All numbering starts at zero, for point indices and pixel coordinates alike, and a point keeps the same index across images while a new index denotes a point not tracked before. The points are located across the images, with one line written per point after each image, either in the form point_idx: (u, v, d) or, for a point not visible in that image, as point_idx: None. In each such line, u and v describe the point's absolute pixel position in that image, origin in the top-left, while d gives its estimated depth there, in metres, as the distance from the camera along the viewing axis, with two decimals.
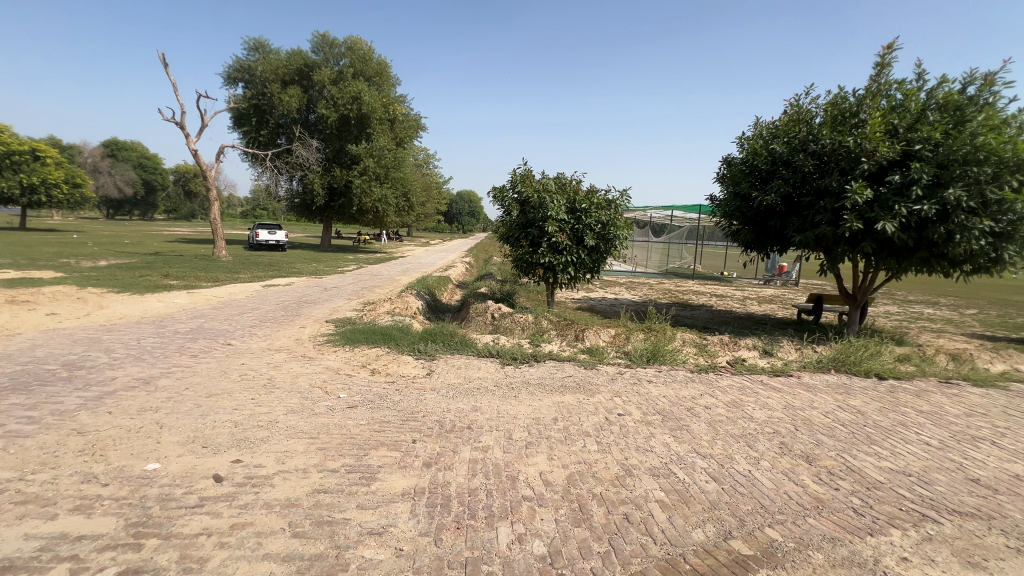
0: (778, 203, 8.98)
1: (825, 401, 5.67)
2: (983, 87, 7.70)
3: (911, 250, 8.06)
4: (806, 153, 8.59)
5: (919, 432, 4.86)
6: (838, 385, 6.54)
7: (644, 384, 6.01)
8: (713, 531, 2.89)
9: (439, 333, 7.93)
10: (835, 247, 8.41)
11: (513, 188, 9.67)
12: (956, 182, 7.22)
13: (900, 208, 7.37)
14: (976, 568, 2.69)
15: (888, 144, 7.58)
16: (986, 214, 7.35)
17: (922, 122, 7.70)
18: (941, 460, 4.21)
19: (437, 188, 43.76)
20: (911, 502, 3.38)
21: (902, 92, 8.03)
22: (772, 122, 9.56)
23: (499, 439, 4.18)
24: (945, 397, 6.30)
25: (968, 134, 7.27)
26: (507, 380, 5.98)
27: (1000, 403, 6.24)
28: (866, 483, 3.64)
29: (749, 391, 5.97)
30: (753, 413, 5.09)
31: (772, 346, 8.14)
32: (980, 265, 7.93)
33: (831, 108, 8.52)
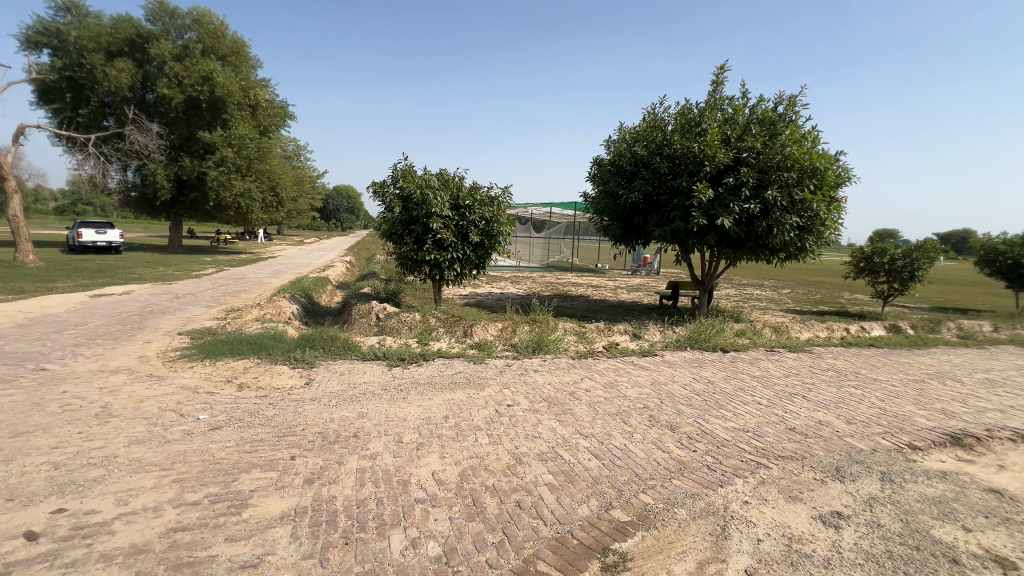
0: (641, 201, 9.99)
1: (683, 375, 6.47)
2: (789, 107, 9.37)
3: (743, 242, 9.53)
4: (661, 156, 9.68)
5: (753, 394, 5.81)
6: (692, 360, 7.52)
7: (531, 373, 6.28)
8: (596, 504, 3.13)
9: (318, 338, 7.37)
10: (687, 240, 9.62)
11: (394, 183, 9.34)
12: (773, 185, 8.71)
13: (734, 206, 8.67)
14: (796, 500, 3.30)
15: (723, 151, 8.86)
16: (794, 211, 8.96)
17: (748, 134, 9.14)
18: (769, 415, 5.08)
19: (311, 183, 40.65)
20: (749, 454, 4.02)
21: (733, 107, 9.43)
22: (633, 127, 10.57)
23: (388, 443, 4.03)
24: (770, 363, 7.62)
25: (780, 145, 8.81)
26: (396, 383, 5.78)
27: (807, 364, 7.73)
28: (717, 442, 4.23)
29: (622, 371, 6.58)
30: (626, 391, 5.62)
31: (640, 330, 9.05)
32: (791, 253, 9.68)
33: (680, 118, 9.70)
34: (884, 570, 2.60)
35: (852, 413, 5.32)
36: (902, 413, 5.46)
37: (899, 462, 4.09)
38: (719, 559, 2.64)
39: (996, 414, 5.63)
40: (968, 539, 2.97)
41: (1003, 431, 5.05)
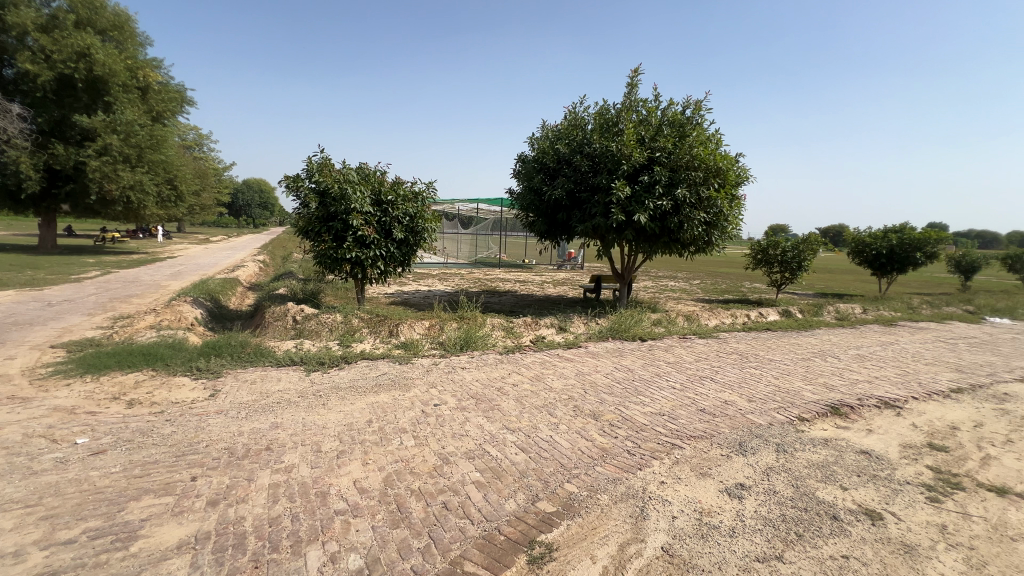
0: (564, 197, 10.24)
1: (605, 365, 6.75)
2: (696, 111, 10.08)
3: (658, 237, 10.12)
4: (582, 154, 10.00)
5: (668, 379, 6.20)
6: (614, 350, 7.87)
7: (458, 371, 6.21)
8: (523, 498, 3.15)
9: (225, 345, 6.75)
10: (607, 235, 10.03)
11: (309, 177, 8.77)
12: (683, 183, 9.32)
13: (649, 203, 9.17)
14: (706, 476, 3.56)
15: (639, 150, 9.34)
16: (702, 208, 9.67)
17: (660, 135, 9.70)
18: (682, 398, 5.45)
19: (216, 175, 37.23)
20: (665, 436, 4.28)
21: (646, 109, 9.96)
22: (555, 125, 10.79)
23: (305, 454, 3.78)
24: (683, 350, 8.19)
25: (688, 146, 9.45)
26: (314, 389, 5.45)
27: (714, 349, 8.40)
28: (636, 427, 4.46)
29: (548, 364, 6.72)
30: (552, 383, 5.75)
31: (565, 323, 9.30)
32: (700, 246, 10.44)
33: (599, 117, 10.07)
34: (779, 532, 2.88)
35: (752, 392, 5.86)
36: (792, 388, 6.11)
37: (791, 433, 4.56)
38: (638, 538, 2.77)
39: (865, 385, 6.48)
40: (845, 497, 3.38)
41: (871, 399, 5.84)
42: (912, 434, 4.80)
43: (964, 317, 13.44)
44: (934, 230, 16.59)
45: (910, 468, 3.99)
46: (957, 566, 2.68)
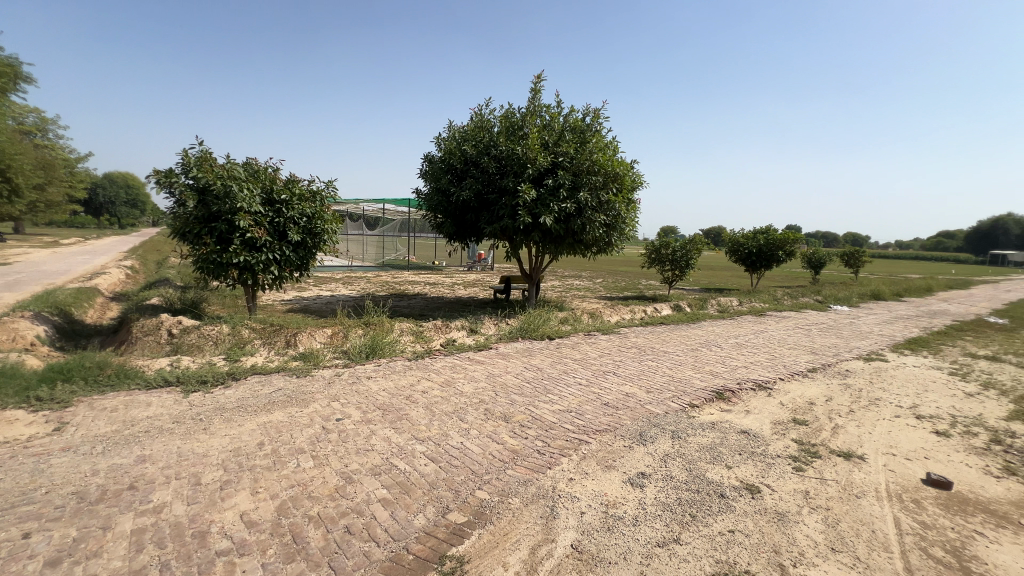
0: (471, 198, 10.20)
1: (515, 366, 6.83)
2: (595, 119, 10.62)
3: (563, 238, 10.49)
4: (489, 156, 10.05)
5: (575, 376, 6.42)
6: (524, 350, 8.00)
7: (364, 381, 5.87)
8: (433, 511, 3.04)
9: (76, 367, 5.71)
10: (515, 237, 10.18)
11: (184, 172, 7.75)
12: (584, 187, 9.76)
13: (554, 206, 9.46)
14: (611, 469, 3.71)
15: (543, 154, 9.60)
16: (602, 211, 10.20)
17: (563, 140, 10.06)
18: (588, 393, 5.67)
19: (65, 167, 31.69)
20: (573, 433, 4.40)
21: (549, 114, 10.27)
22: (462, 126, 10.71)
23: (180, 489, 3.30)
24: (588, 346, 8.56)
25: (589, 152, 9.91)
26: (193, 412, 4.80)
27: (616, 344, 8.91)
28: (545, 426, 4.54)
29: (459, 368, 6.63)
30: (463, 388, 5.67)
31: (476, 324, 9.26)
32: (601, 247, 11.02)
33: (505, 120, 10.19)
34: (676, 516, 3.08)
35: (650, 383, 6.27)
36: (684, 377, 6.65)
37: (683, 419, 4.95)
38: (549, 539, 2.80)
39: (742, 370, 7.27)
40: (730, 475, 3.73)
41: (747, 383, 6.56)
42: (780, 412, 5.46)
43: (816, 306, 15.74)
44: (792, 232, 19.20)
45: (779, 442, 4.53)
46: (816, 526, 3.08)
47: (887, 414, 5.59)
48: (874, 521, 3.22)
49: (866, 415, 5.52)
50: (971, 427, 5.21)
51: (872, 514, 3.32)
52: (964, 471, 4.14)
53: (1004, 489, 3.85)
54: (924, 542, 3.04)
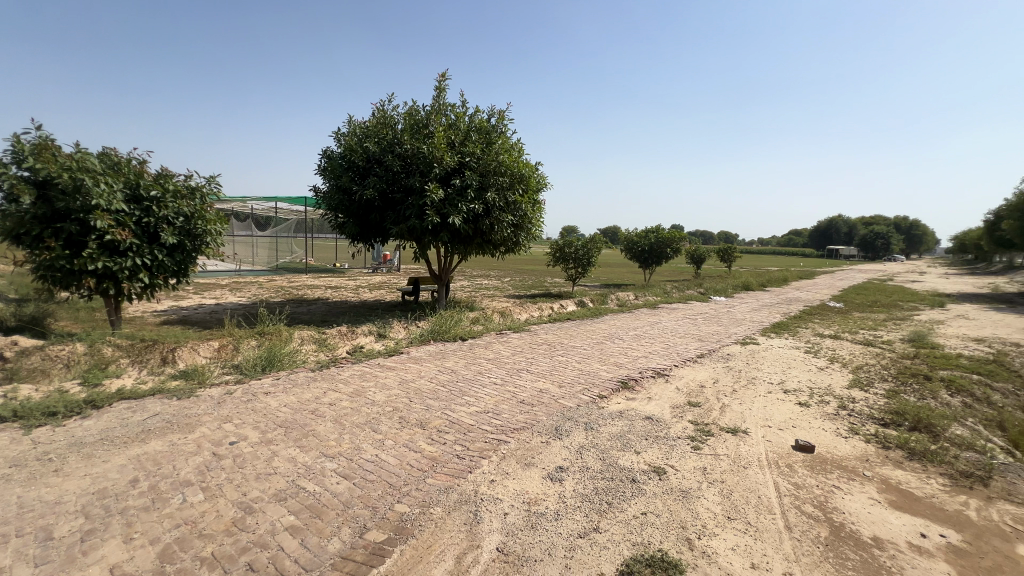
0: (376, 197, 9.75)
1: (429, 369, 6.67)
2: (500, 120, 10.73)
3: (472, 238, 10.47)
4: (393, 154, 9.68)
5: (489, 376, 6.43)
6: (436, 352, 7.84)
7: (261, 398, 5.32)
8: (349, 533, 2.84)
9: None
10: (423, 237, 9.94)
11: (16, 161, 6.40)
12: (491, 187, 9.83)
13: (462, 206, 9.39)
14: (530, 466, 3.77)
15: (450, 154, 9.49)
16: (509, 211, 10.35)
17: (469, 140, 10.03)
18: (504, 392, 5.72)
19: None
20: (491, 433, 4.40)
21: (455, 114, 10.17)
22: (363, 122, 10.19)
23: (26, 548, 2.71)
24: (500, 345, 8.65)
25: (495, 153, 9.99)
26: (39, 452, 3.97)
27: (528, 341, 9.12)
28: (463, 429, 4.48)
29: (368, 376, 6.30)
30: (374, 396, 5.39)
31: (385, 328, 8.88)
32: (509, 247, 11.19)
33: (409, 118, 9.89)
34: (594, 505, 3.21)
35: (561, 378, 6.50)
36: (592, 370, 6.99)
37: (595, 411, 5.20)
38: (474, 545, 2.76)
39: (643, 360, 7.83)
40: (639, 460, 3.98)
41: (648, 371, 7.08)
42: (677, 396, 5.97)
43: (700, 298, 17.51)
44: (677, 230, 21.15)
45: (678, 425, 4.94)
46: (715, 499, 3.40)
47: (761, 390, 6.39)
48: (759, 487, 3.64)
49: (745, 393, 6.24)
50: (824, 397, 6.14)
51: (757, 481, 3.74)
52: (822, 435, 4.86)
53: (851, 447, 4.58)
54: (798, 501, 3.50)
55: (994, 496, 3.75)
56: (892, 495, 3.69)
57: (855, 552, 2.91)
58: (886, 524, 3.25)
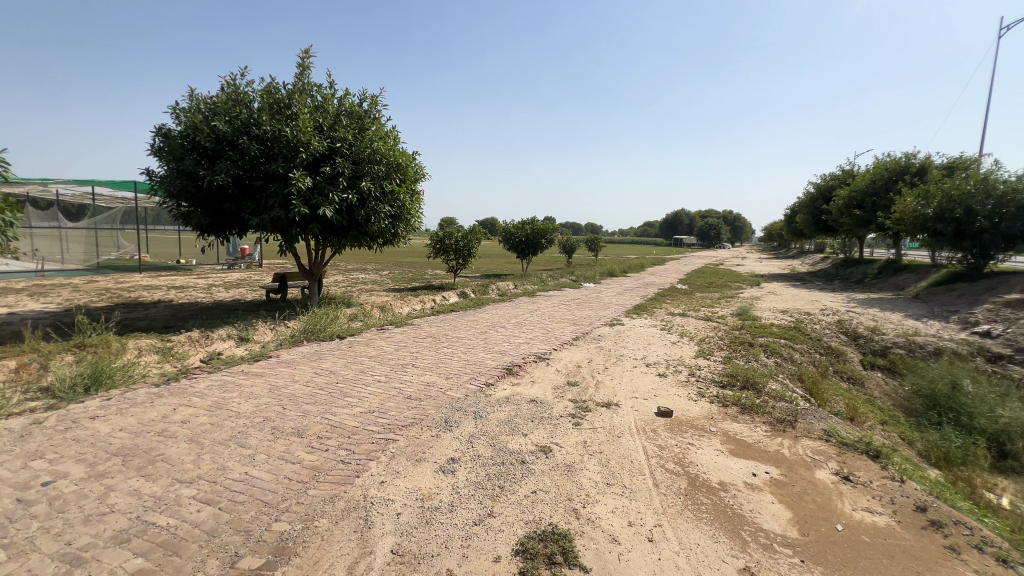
0: (229, 184, 8.60)
1: (303, 372, 6.14)
2: (372, 105, 10.17)
3: (346, 230, 9.83)
4: (249, 136, 8.60)
5: (373, 374, 6.16)
6: (311, 353, 7.26)
7: (85, 424, 4.38)
8: (217, 565, 2.50)
9: None
10: (289, 229, 9.05)
11: None
12: (366, 176, 9.31)
13: (334, 195, 8.73)
14: (421, 461, 3.70)
15: (318, 139, 8.76)
16: (386, 201, 9.91)
17: (339, 125, 9.35)
18: (389, 389, 5.52)
19: None
20: (377, 433, 4.22)
21: (321, 95, 9.37)
22: (209, 97, 8.87)
23: None
24: (382, 341, 8.33)
25: (368, 139, 9.46)
26: None
27: (411, 335, 8.91)
28: (347, 433, 4.22)
29: (230, 385, 5.58)
30: (239, 408, 4.80)
31: (247, 331, 7.94)
32: (387, 239, 10.75)
33: (267, 96, 8.85)
34: (487, 491, 3.28)
35: (448, 370, 6.48)
36: (477, 360, 7.09)
37: (482, 399, 5.28)
38: (366, 552, 2.63)
39: (524, 346, 8.17)
40: (526, 442, 4.16)
41: (530, 356, 7.41)
42: (557, 378, 6.35)
43: (572, 285, 18.78)
44: (550, 222, 22.34)
45: (560, 405, 5.25)
46: (595, 469, 3.71)
47: (628, 366, 7.11)
48: (631, 453, 4.06)
49: (616, 369, 6.88)
50: (678, 367, 7.04)
51: (629, 447, 4.17)
52: (678, 400, 5.58)
53: (699, 408, 5.34)
54: (662, 460, 3.97)
55: (800, 435, 4.69)
56: (732, 444, 4.40)
57: (707, 497, 3.41)
58: (728, 469, 3.87)
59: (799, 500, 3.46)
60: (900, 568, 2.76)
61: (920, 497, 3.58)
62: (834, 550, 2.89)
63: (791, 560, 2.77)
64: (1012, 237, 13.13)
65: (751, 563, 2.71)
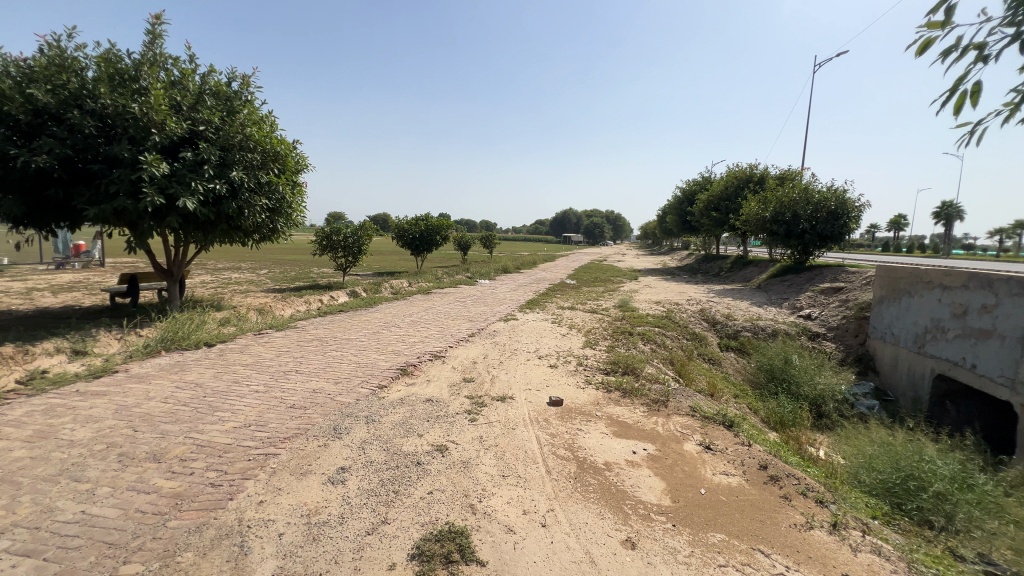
0: (54, 167, 7.12)
1: (162, 387, 5.34)
2: (243, 86, 9.11)
3: (213, 224, 8.72)
4: (81, 110, 7.19)
5: (249, 384, 5.55)
6: (172, 365, 6.34)
7: None
8: None
9: None
10: (140, 222, 7.78)
11: None
12: (236, 164, 8.33)
13: (197, 184, 7.67)
14: (307, 475, 3.44)
15: (175, 120, 7.62)
16: (262, 193, 9.00)
17: (202, 105, 8.23)
18: (268, 400, 5.04)
19: None
20: (255, 449, 3.83)
21: (178, 70, 8.17)
22: (22, 58, 7.21)
23: None
24: (260, 347, 7.57)
25: (239, 124, 8.47)
26: None
27: (295, 339, 8.23)
28: (217, 451, 3.76)
29: (60, 409, 4.63)
30: (73, 435, 4.01)
31: (84, 343, 6.68)
32: (264, 234, 9.75)
33: (105, 64, 7.45)
34: (380, 498, 3.16)
35: (337, 374, 6.10)
36: (369, 361, 6.77)
37: (375, 402, 5.08)
38: None
39: (420, 345, 8.01)
40: (422, 442, 4.09)
41: (426, 355, 7.28)
42: (454, 375, 6.32)
43: (468, 281, 18.84)
44: (444, 219, 22.15)
45: (456, 402, 5.24)
46: (491, 462, 3.78)
47: (523, 359, 7.33)
48: (525, 443, 4.20)
49: (511, 364, 7.06)
50: (567, 358, 7.44)
51: (523, 438, 4.31)
52: (568, 389, 5.90)
53: (587, 395, 5.71)
54: (554, 447, 4.18)
55: (671, 413, 5.26)
56: (615, 427, 4.77)
57: (594, 478, 3.66)
58: (612, 450, 4.19)
59: (671, 471, 3.87)
60: (748, 519, 3.23)
61: (763, 457, 4.23)
62: (699, 512, 3.29)
63: (664, 525, 3.10)
64: (825, 237, 16.08)
65: (632, 534, 2.97)
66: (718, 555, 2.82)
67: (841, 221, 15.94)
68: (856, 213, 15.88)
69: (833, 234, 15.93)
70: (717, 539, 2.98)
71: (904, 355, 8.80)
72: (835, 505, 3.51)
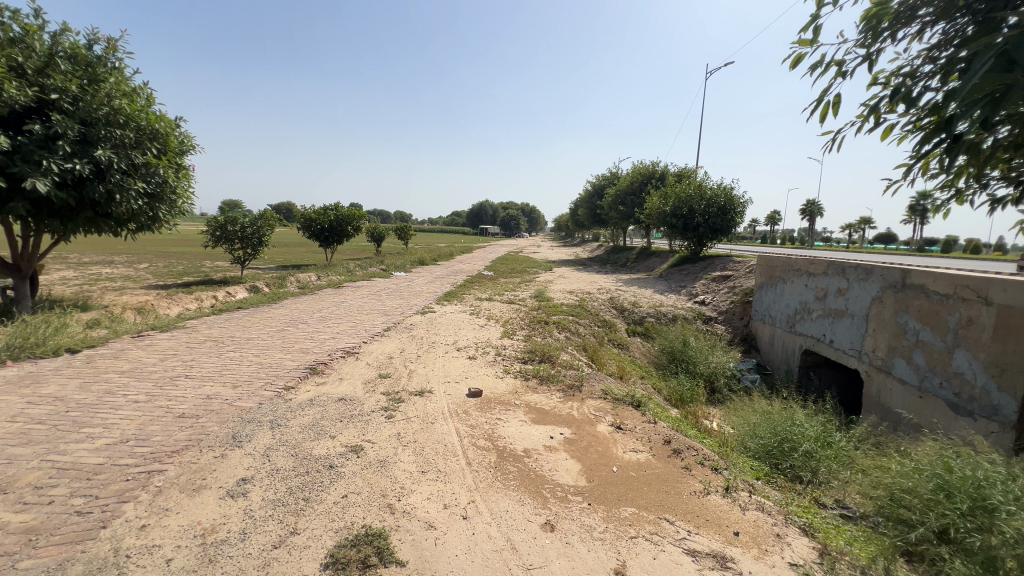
0: None
1: (9, 403, 4.51)
2: (107, 51, 7.82)
3: (75, 210, 7.49)
4: None
5: (126, 394, 4.87)
6: (23, 376, 5.37)
7: None
8: None
9: None
10: None
11: None
12: (102, 142, 7.18)
13: (49, 163, 6.52)
14: (200, 490, 3.09)
15: (16, 85, 6.37)
16: (137, 176, 7.86)
17: (53, 70, 6.96)
18: (151, 409, 4.47)
19: None
20: (134, 467, 3.37)
21: (19, 25, 6.84)
22: None
23: None
24: (140, 350, 6.68)
25: (105, 95, 7.30)
26: None
27: (183, 340, 7.38)
28: (85, 474, 3.25)
29: None
30: None
31: None
32: (142, 223, 8.53)
33: None
34: (288, 507, 2.94)
35: (234, 377, 5.56)
36: (274, 361, 6.27)
37: (280, 405, 4.70)
38: None
39: (330, 341, 7.58)
40: (335, 444, 3.87)
41: (337, 352, 6.90)
42: (368, 372, 6.05)
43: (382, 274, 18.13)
44: (355, 209, 21.11)
45: (371, 399, 5.03)
46: (410, 459, 3.69)
47: (440, 352, 7.23)
48: (444, 437, 4.15)
49: (428, 357, 6.92)
50: (486, 349, 7.48)
51: (442, 432, 4.25)
52: (487, 379, 5.93)
53: (505, 384, 5.80)
54: (474, 438, 4.17)
55: (585, 396, 5.52)
56: (533, 414, 4.89)
57: (513, 465, 3.72)
58: (530, 437, 4.29)
59: (586, 453, 4.05)
60: (655, 492, 3.48)
61: (666, 432, 4.58)
62: (612, 489, 3.48)
63: (581, 505, 3.24)
64: (716, 230, 17.79)
65: (551, 516, 3.07)
66: (629, 527, 3.01)
67: (729, 216, 17.72)
68: (741, 209, 17.72)
69: (722, 227, 17.65)
70: (628, 513, 3.18)
71: (779, 334, 10.02)
72: (727, 471, 3.91)
